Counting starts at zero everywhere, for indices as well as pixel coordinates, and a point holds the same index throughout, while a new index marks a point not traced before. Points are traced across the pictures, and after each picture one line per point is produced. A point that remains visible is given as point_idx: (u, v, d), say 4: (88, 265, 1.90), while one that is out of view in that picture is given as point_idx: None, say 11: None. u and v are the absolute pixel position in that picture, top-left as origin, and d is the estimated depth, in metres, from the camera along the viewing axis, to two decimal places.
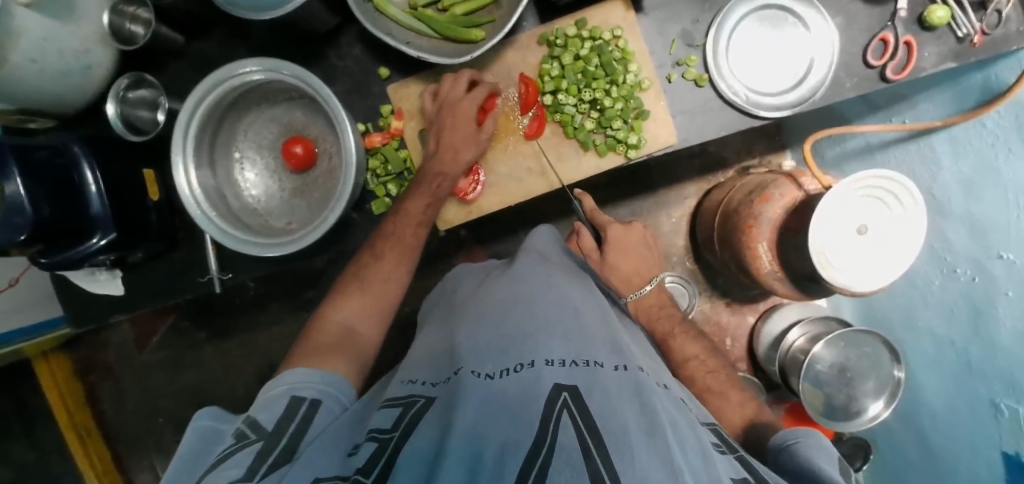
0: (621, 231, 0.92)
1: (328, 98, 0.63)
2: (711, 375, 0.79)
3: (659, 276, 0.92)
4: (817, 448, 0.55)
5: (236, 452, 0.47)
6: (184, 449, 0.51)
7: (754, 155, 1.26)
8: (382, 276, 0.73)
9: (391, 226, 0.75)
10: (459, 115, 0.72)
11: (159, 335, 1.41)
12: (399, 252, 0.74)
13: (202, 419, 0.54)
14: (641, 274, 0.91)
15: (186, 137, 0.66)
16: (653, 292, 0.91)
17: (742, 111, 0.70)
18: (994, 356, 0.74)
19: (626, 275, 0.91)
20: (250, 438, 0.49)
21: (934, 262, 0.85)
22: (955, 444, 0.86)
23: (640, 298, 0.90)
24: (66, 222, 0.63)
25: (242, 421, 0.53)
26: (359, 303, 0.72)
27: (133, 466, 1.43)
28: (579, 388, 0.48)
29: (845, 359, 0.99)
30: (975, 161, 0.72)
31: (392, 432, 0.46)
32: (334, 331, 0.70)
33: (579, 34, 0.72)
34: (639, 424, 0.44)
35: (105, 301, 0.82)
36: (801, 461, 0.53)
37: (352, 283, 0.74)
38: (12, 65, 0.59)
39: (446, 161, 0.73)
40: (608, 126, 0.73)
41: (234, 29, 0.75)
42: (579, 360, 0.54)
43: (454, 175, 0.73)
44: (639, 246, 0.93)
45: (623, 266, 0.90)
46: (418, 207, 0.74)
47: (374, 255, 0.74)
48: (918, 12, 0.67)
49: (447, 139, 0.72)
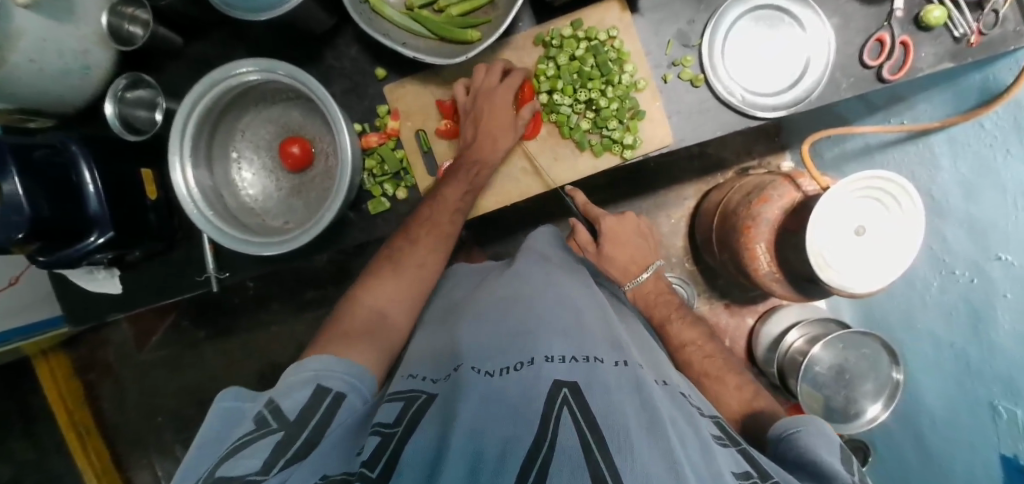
0: (615, 221, 0.92)
1: (323, 98, 0.63)
2: (708, 360, 0.78)
3: (655, 263, 0.92)
4: (819, 437, 0.54)
5: (257, 441, 0.47)
6: (204, 429, 0.52)
7: (754, 156, 1.26)
8: (418, 261, 0.73)
9: (427, 212, 0.74)
10: (499, 103, 0.72)
11: (158, 335, 1.42)
12: (432, 237, 0.74)
13: (224, 400, 0.55)
14: (637, 262, 0.91)
15: (183, 137, 0.66)
16: (650, 279, 0.91)
17: (738, 112, 0.70)
18: (993, 358, 0.74)
19: (623, 264, 0.91)
20: (271, 427, 0.49)
21: (933, 263, 0.85)
22: (953, 446, 0.85)
23: (637, 286, 0.90)
24: (64, 221, 0.63)
25: (264, 406, 0.52)
26: (389, 287, 0.72)
27: (132, 465, 1.44)
28: (579, 384, 0.48)
29: (844, 360, 0.98)
30: (973, 162, 0.72)
31: (395, 427, 0.46)
32: (365, 315, 0.69)
33: (575, 34, 0.72)
34: (640, 419, 0.44)
35: (102, 300, 0.82)
36: (802, 452, 0.53)
37: (386, 264, 0.74)
38: (11, 65, 0.59)
39: (486, 148, 0.74)
40: (603, 126, 0.73)
41: (232, 30, 0.76)
42: (579, 356, 0.54)
43: (492, 163, 0.74)
44: (633, 234, 0.92)
45: (619, 257, 0.90)
46: (455, 196, 0.74)
47: (408, 241, 0.74)
48: (914, 13, 0.66)
49: (487, 127, 0.73)
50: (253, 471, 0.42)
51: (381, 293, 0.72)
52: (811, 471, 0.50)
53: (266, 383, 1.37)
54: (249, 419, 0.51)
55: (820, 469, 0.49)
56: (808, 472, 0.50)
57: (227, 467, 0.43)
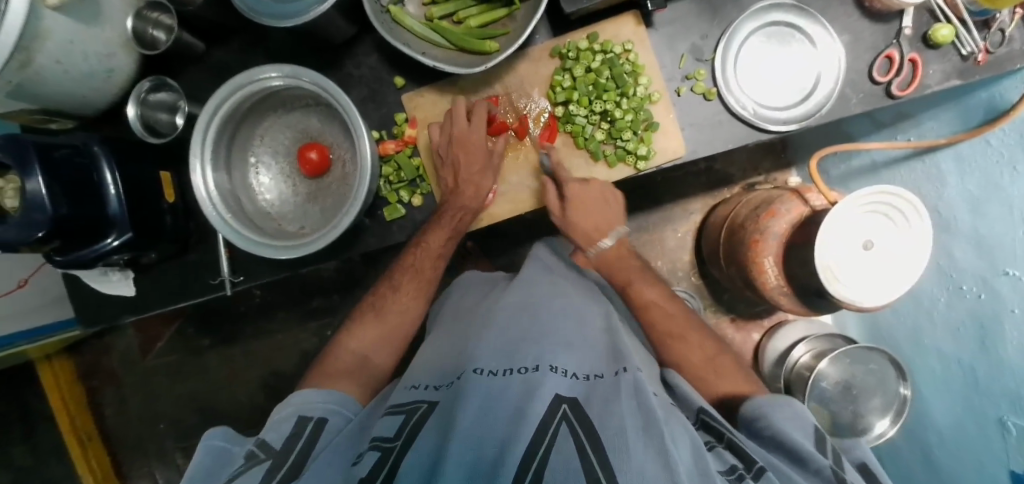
0: (580, 187, 0.75)
1: (344, 103, 0.64)
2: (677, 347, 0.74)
3: (619, 229, 0.79)
4: (791, 418, 0.53)
5: (247, 470, 0.49)
6: (193, 470, 0.52)
7: (760, 173, 1.27)
8: (401, 308, 0.78)
9: (411, 258, 0.78)
10: (470, 150, 0.74)
11: (163, 341, 1.41)
12: (416, 284, 0.79)
13: (212, 439, 0.54)
14: (598, 229, 0.78)
15: (204, 140, 0.67)
16: (613, 246, 0.80)
17: (749, 124, 0.71)
18: (1001, 374, 0.73)
19: (584, 229, 0.78)
20: (260, 456, 0.50)
21: (941, 279, 0.85)
22: (960, 462, 0.84)
23: (599, 253, 0.79)
24: (82, 223, 0.63)
25: (252, 443, 0.53)
26: (374, 331, 0.76)
27: (131, 473, 1.42)
28: (579, 398, 0.48)
29: (851, 375, 0.99)
30: (980, 178, 0.73)
31: (396, 440, 0.46)
32: (360, 363, 0.72)
33: (591, 47, 0.73)
34: (635, 420, 0.45)
35: (117, 302, 0.83)
36: (775, 435, 0.52)
37: (368, 311, 0.79)
38: (37, 66, 0.61)
39: (467, 194, 0.75)
40: (618, 137, 0.74)
41: (253, 37, 0.77)
42: (581, 374, 0.54)
43: (475, 208, 0.76)
44: (599, 199, 0.76)
45: (582, 224, 0.77)
46: (439, 241, 0.76)
47: (390, 288, 0.80)
48: (923, 31, 0.68)
49: (465, 174, 0.74)
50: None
51: (375, 342, 0.75)
52: (786, 451, 0.50)
53: (269, 391, 1.36)
54: (238, 456, 0.52)
55: (796, 447, 0.49)
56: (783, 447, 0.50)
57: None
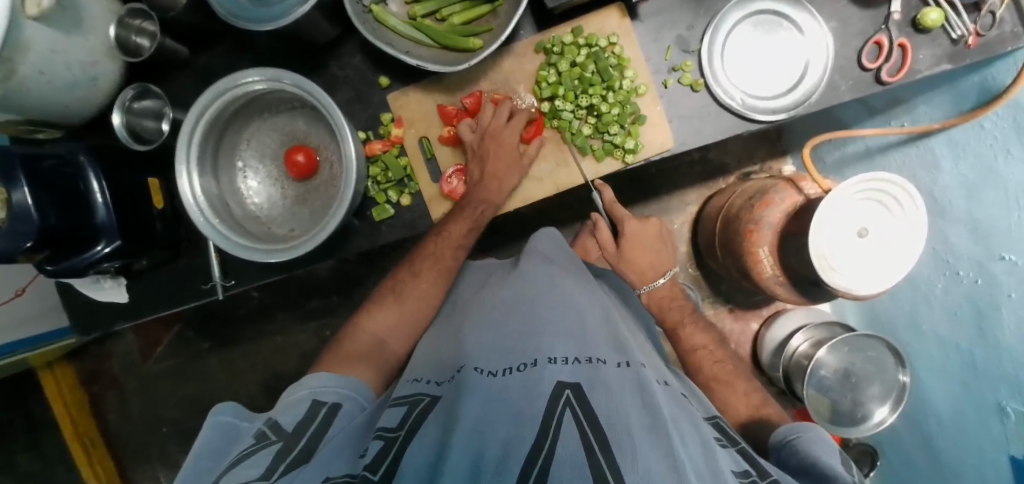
0: (638, 226, 0.88)
1: (327, 105, 0.64)
2: (719, 365, 0.81)
3: (671, 270, 0.90)
4: (817, 441, 0.58)
5: (256, 451, 0.48)
6: (201, 443, 0.52)
7: (755, 161, 1.27)
8: (419, 293, 0.78)
9: (431, 245, 0.79)
10: (502, 146, 0.74)
11: (163, 346, 1.42)
12: (436, 271, 0.79)
13: (221, 414, 0.55)
14: (654, 268, 0.89)
15: (189, 146, 0.67)
16: (665, 285, 0.90)
17: (738, 115, 0.71)
18: (999, 357, 0.73)
19: (641, 268, 0.89)
20: (270, 439, 0.50)
21: (937, 265, 0.85)
22: (962, 448, 0.83)
23: (652, 290, 0.89)
24: (71, 230, 0.63)
25: (262, 423, 0.54)
26: (392, 315, 0.77)
27: (136, 477, 1.43)
28: (582, 385, 0.48)
29: (850, 363, 0.99)
30: (974, 163, 0.72)
31: (398, 430, 0.47)
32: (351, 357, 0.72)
33: (575, 41, 0.73)
34: (642, 419, 0.45)
35: (110, 310, 0.83)
36: (802, 455, 0.56)
37: (389, 295, 0.80)
38: (20, 76, 0.60)
39: (492, 188, 0.75)
40: (605, 131, 0.74)
41: (236, 42, 0.77)
42: (583, 357, 0.53)
43: (499, 202, 0.76)
44: (655, 239, 0.89)
45: (638, 260, 0.88)
46: (459, 233, 0.76)
47: (411, 274, 0.80)
48: (912, 16, 0.67)
49: (491, 169, 0.74)
50: (251, 478, 0.44)
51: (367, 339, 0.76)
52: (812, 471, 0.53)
53: (271, 393, 1.37)
54: (247, 434, 0.53)
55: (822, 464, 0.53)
56: (812, 475, 0.52)
57: (228, 476, 0.45)
